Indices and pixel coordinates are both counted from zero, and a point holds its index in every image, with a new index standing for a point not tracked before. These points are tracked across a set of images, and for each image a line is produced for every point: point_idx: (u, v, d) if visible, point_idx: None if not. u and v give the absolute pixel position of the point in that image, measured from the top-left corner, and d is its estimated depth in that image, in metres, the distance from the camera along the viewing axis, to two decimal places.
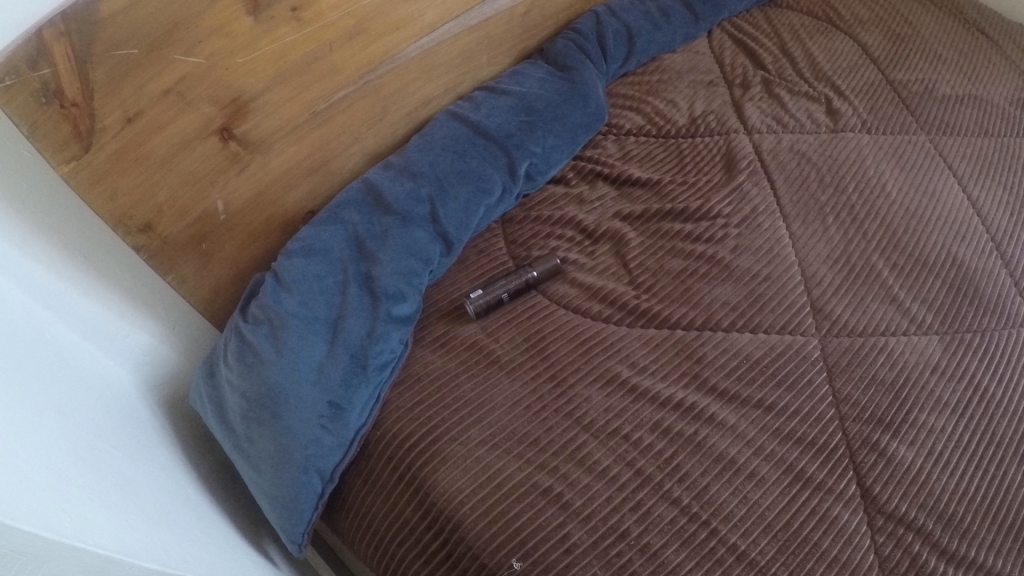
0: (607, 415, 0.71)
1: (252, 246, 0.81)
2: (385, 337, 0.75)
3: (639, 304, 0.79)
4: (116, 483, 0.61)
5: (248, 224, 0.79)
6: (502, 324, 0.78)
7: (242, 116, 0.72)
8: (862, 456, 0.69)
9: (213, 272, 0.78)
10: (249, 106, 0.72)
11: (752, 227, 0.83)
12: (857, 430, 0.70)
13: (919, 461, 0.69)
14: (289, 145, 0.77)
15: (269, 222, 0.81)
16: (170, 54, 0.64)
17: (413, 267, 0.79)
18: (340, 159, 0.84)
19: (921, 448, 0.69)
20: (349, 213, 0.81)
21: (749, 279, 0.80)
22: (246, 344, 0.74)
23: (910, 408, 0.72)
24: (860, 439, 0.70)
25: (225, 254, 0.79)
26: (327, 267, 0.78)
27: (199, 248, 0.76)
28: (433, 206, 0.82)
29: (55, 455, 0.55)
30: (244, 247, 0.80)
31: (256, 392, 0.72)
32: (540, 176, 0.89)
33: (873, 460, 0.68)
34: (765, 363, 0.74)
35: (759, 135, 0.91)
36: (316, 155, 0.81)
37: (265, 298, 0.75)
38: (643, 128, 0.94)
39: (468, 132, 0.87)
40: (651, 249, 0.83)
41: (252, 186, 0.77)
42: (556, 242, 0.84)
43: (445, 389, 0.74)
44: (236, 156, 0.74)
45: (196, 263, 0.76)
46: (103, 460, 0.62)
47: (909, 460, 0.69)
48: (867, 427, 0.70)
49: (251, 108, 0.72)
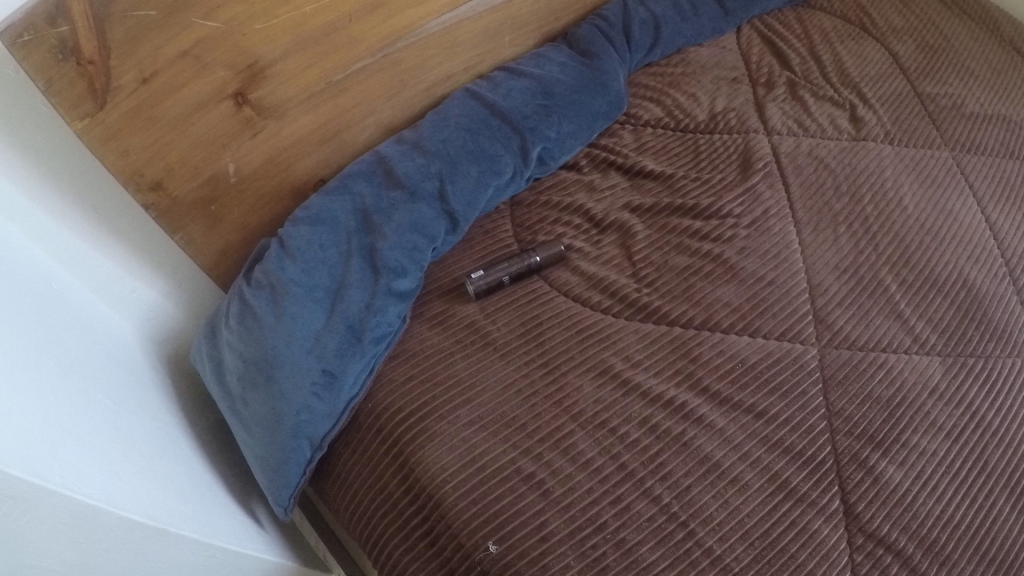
0: (596, 406, 0.72)
1: (261, 210, 0.81)
2: (383, 310, 0.76)
3: (640, 298, 0.78)
4: (109, 435, 0.62)
5: (259, 188, 0.79)
6: (501, 307, 0.79)
7: (257, 81, 0.72)
8: (849, 472, 0.69)
9: (222, 233, 0.79)
10: (265, 72, 0.72)
11: (761, 230, 0.82)
12: (847, 446, 0.71)
13: (906, 483, 0.69)
14: (303, 113, 0.78)
15: (279, 188, 0.81)
16: (189, 18, 0.65)
17: (417, 243, 0.79)
18: (353, 130, 0.84)
19: (910, 469, 0.70)
20: (358, 184, 0.81)
21: (753, 282, 0.79)
22: (248, 308, 0.76)
23: (903, 429, 0.72)
24: (849, 454, 0.70)
25: (234, 216, 0.79)
26: (332, 237, 0.78)
27: (208, 209, 0.76)
28: (442, 184, 0.82)
29: (50, 402, 0.56)
30: (253, 211, 0.81)
31: (254, 355, 0.74)
32: (552, 161, 0.89)
33: (860, 477, 0.69)
34: (760, 368, 0.74)
35: (779, 136, 0.90)
36: (329, 124, 0.81)
37: (269, 264, 0.77)
38: (661, 121, 0.93)
39: (484, 112, 0.86)
40: (657, 244, 0.82)
41: (265, 151, 0.77)
42: (563, 229, 0.84)
43: (438, 366, 0.75)
44: (249, 120, 0.74)
45: (204, 223, 0.77)
46: (98, 411, 0.63)
47: (896, 481, 0.69)
48: (857, 443, 0.71)
49: (266, 74, 0.73)
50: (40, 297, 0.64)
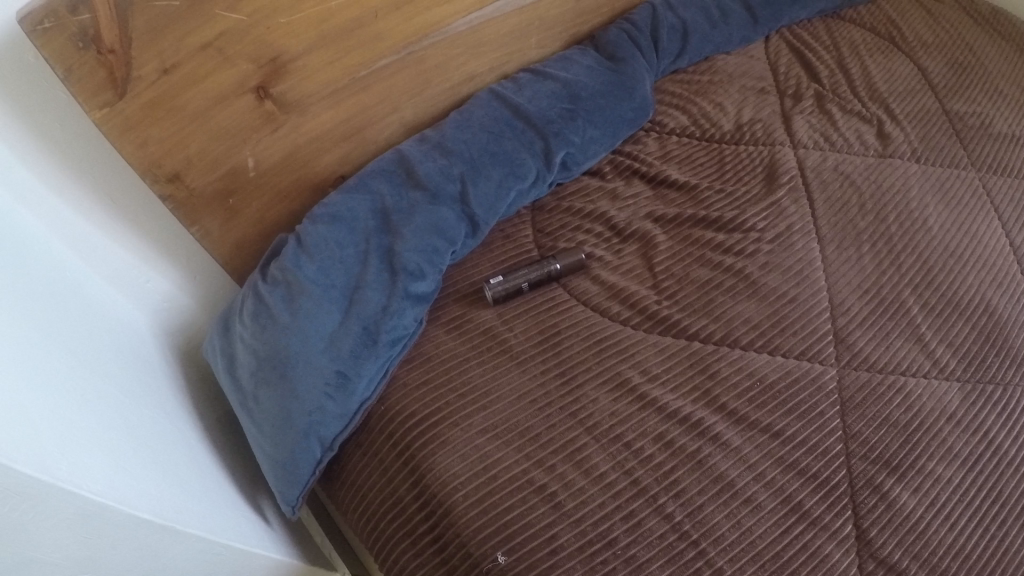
0: (612, 420, 0.72)
1: (279, 205, 0.80)
2: (399, 314, 0.75)
3: (660, 310, 0.77)
4: (119, 429, 0.61)
5: (278, 182, 0.78)
6: (517, 314, 0.78)
7: (281, 75, 0.71)
8: (863, 496, 0.69)
9: (239, 227, 0.78)
10: (287, 67, 0.71)
11: (785, 246, 0.81)
12: (862, 470, 0.71)
13: (919, 510, 0.69)
14: (325, 109, 0.76)
15: (298, 183, 0.80)
16: (212, 9, 0.63)
17: (436, 246, 0.78)
18: (375, 128, 0.83)
19: (924, 496, 0.70)
20: (378, 183, 0.80)
21: (774, 299, 0.78)
22: (263, 304, 0.75)
23: (918, 454, 0.72)
24: (864, 478, 0.70)
25: (251, 211, 0.78)
26: (350, 235, 0.77)
27: (226, 202, 0.75)
28: (463, 186, 0.81)
29: (59, 393, 0.55)
30: (271, 206, 0.80)
31: (267, 352, 0.73)
32: (576, 166, 0.87)
33: (873, 502, 0.69)
34: (778, 388, 0.74)
35: (805, 150, 0.88)
36: (351, 120, 0.80)
37: (286, 261, 0.76)
38: (687, 130, 0.91)
39: (508, 114, 0.85)
40: (679, 255, 0.81)
41: (285, 145, 0.76)
42: (584, 236, 0.83)
43: (453, 373, 0.74)
44: (271, 114, 0.73)
45: (222, 218, 0.76)
46: (108, 404, 0.62)
47: (910, 508, 0.69)
48: (872, 467, 0.71)
49: (289, 69, 0.71)
50: (53, 285, 0.63)
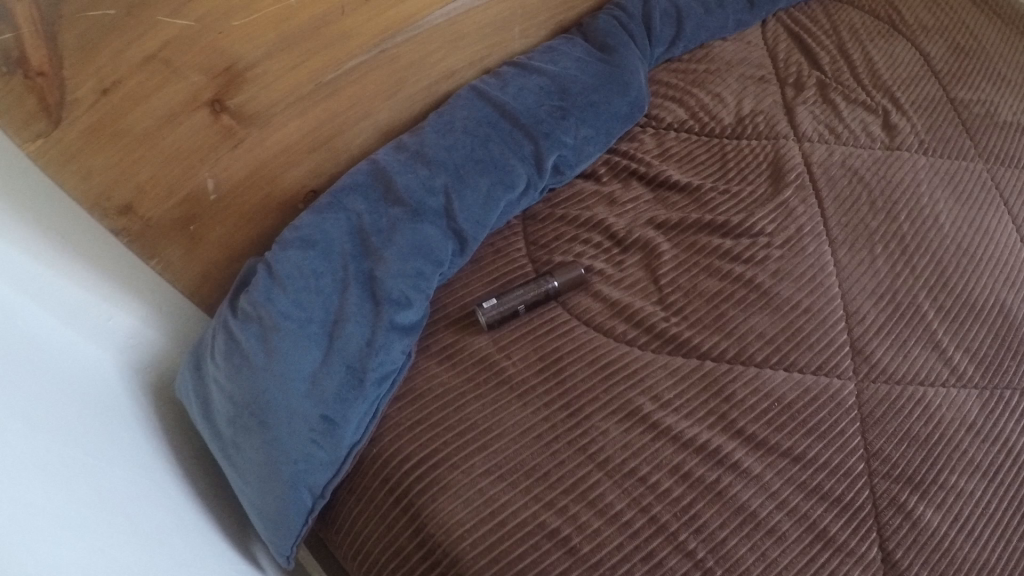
0: (624, 453, 0.67)
1: (246, 227, 0.72)
2: (386, 348, 0.68)
3: (669, 328, 0.72)
4: (88, 501, 0.52)
5: (243, 203, 0.69)
6: (515, 339, 0.72)
7: (238, 85, 0.62)
8: (887, 517, 0.66)
9: (202, 255, 0.70)
10: (245, 75, 0.62)
11: (795, 250, 0.76)
12: (885, 489, 0.67)
13: (944, 526, 0.66)
14: (291, 118, 0.68)
15: (267, 202, 0.71)
16: (154, 16, 0.54)
17: (422, 269, 0.71)
18: (348, 135, 0.74)
19: (947, 512, 0.67)
20: (353, 200, 0.72)
21: (788, 309, 0.72)
22: (234, 343, 0.67)
23: (940, 468, 0.68)
24: (887, 498, 0.66)
25: (215, 237, 0.70)
26: (326, 262, 0.70)
27: (187, 230, 0.67)
28: (448, 199, 0.74)
29: (17, 472, 0.46)
30: (237, 229, 0.71)
31: (243, 398, 0.66)
32: (569, 170, 0.81)
33: (898, 522, 0.65)
34: (797, 408, 0.69)
35: (810, 143, 0.84)
36: (320, 129, 0.71)
37: (255, 294, 0.68)
38: (685, 124, 0.86)
39: (494, 115, 0.79)
40: (685, 265, 0.75)
41: (249, 162, 0.67)
42: (581, 248, 0.77)
43: (449, 409, 0.68)
44: (229, 129, 0.64)
45: (183, 246, 0.68)
46: (75, 472, 0.53)
47: (934, 525, 0.66)
48: (895, 486, 0.67)
49: (247, 78, 0.62)
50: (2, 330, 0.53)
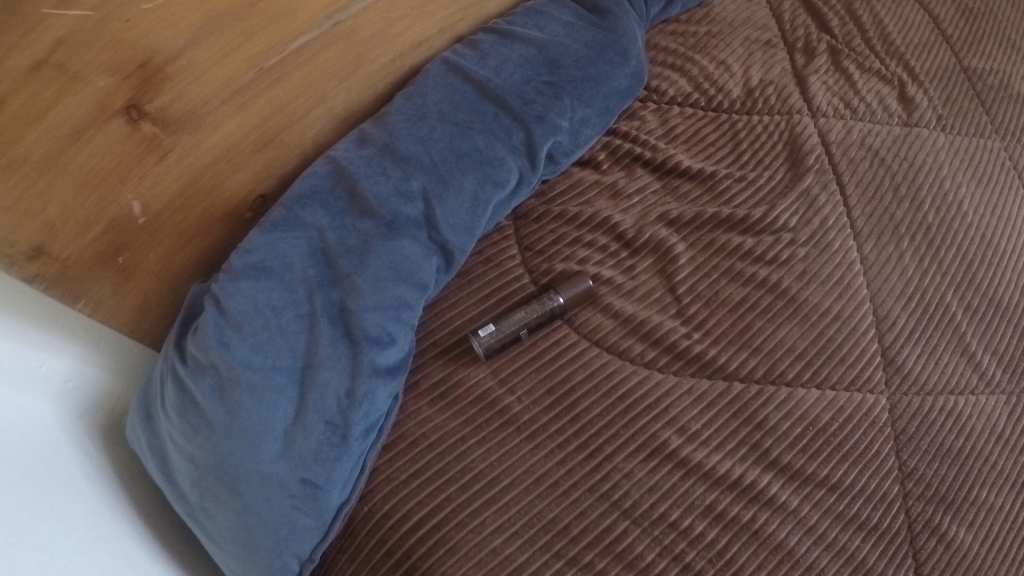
0: (652, 496, 0.59)
1: (187, 248, 0.59)
2: (369, 399, 0.57)
3: (692, 347, 0.64)
4: None
5: (181, 221, 0.57)
6: (518, 369, 0.62)
7: (158, 83, 0.50)
8: (922, 541, 0.60)
9: (137, 286, 0.58)
10: (165, 70, 0.50)
11: (821, 247, 0.68)
12: (920, 511, 0.62)
13: (976, 546, 0.61)
14: (229, 116, 0.56)
15: (210, 218, 0.59)
16: (36, 9, 0.42)
17: (404, 295, 0.60)
18: (300, 127, 0.62)
19: (978, 530, 0.62)
20: (314, 214, 0.60)
21: (817, 318, 0.65)
22: (187, 398, 0.56)
23: (968, 483, 0.64)
24: (922, 521, 0.61)
25: (150, 264, 0.58)
26: (287, 295, 0.58)
27: (115, 262, 0.55)
28: (429, 206, 0.63)
29: None
30: (177, 251, 0.59)
31: (207, 462, 0.56)
32: (565, 157, 0.72)
33: (933, 546, 0.60)
34: (831, 432, 0.62)
35: (825, 119, 0.76)
36: (266, 124, 0.59)
37: (206, 340, 0.56)
38: (690, 98, 0.77)
39: (474, 96, 0.69)
40: (703, 269, 0.67)
41: (183, 175, 0.55)
42: (586, 253, 0.68)
43: (450, 457, 0.59)
44: (153, 137, 0.52)
45: (115, 282, 0.56)
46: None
47: (965, 544, 0.61)
48: (929, 507, 0.62)
49: (168, 73, 0.50)
50: None
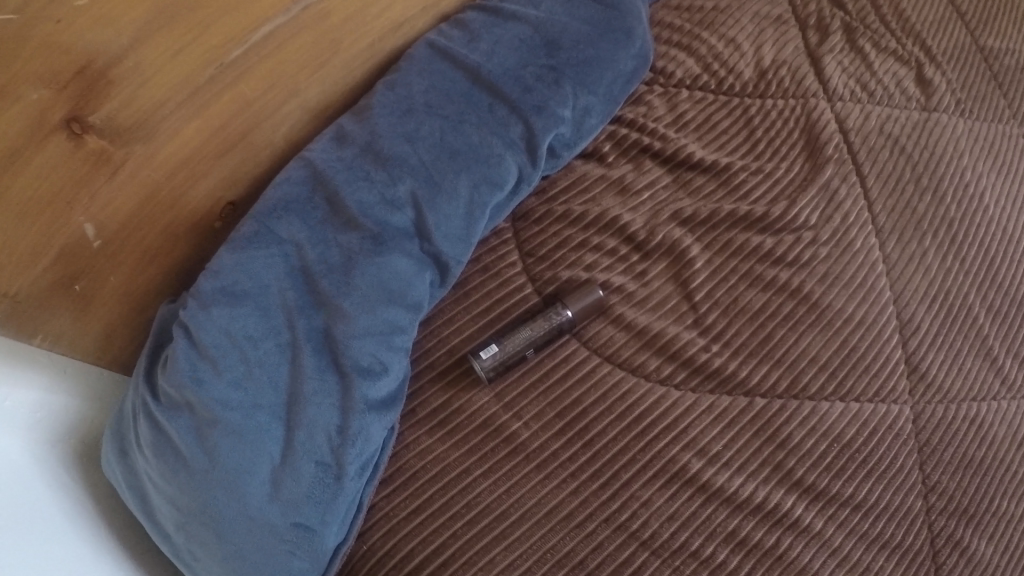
0: (671, 525, 0.55)
1: (152, 266, 0.55)
2: (363, 434, 0.52)
3: (711, 360, 0.59)
4: None
5: (143, 238, 0.53)
6: (525, 391, 0.58)
7: (100, 91, 0.46)
8: (944, 557, 0.57)
9: (99, 311, 0.53)
10: (109, 74, 0.45)
11: (842, 246, 0.64)
12: (942, 526, 0.58)
13: (997, 560, 0.58)
14: (187, 119, 0.51)
15: (174, 232, 0.55)
16: None
17: (396, 317, 0.55)
18: (269, 126, 0.57)
19: (1000, 543, 0.59)
20: (289, 227, 0.56)
21: (841, 324, 0.61)
22: (162, 437, 0.52)
23: (989, 495, 0.60)
24: (945, 536, 0.58)
25: (113, 288, 0.53)
26: (265, 320, 0.53)
27: (72, 290, 0.51)
28: (419, 213, 0.58)
29: None
30: (140, 271, 0.55)
31: (189, 506, 0.52)
32: (567, 150, 0.66)
33: (954, 561, 0.57)
34: (855, 447, 0.59)
35: (841, 104, 0.72)
36: (231, 125, 0.54)
37: (178, 373, 0.51)
38: (699, 80, 0.72)
39: (463, 88, 0.64)
40: (719, 273, 0.62)
41: (140, 189, 0.51)
42: (594, 258, 0.62)
43: (454, 490, 0.55)
44: (100, 151, 0.47)
45: (74, 311, 0.52)
46: None
47: (986, 557, 0.58)
48: (952, 522, 0.58)
49: (113, 76, 0.46)
50: None
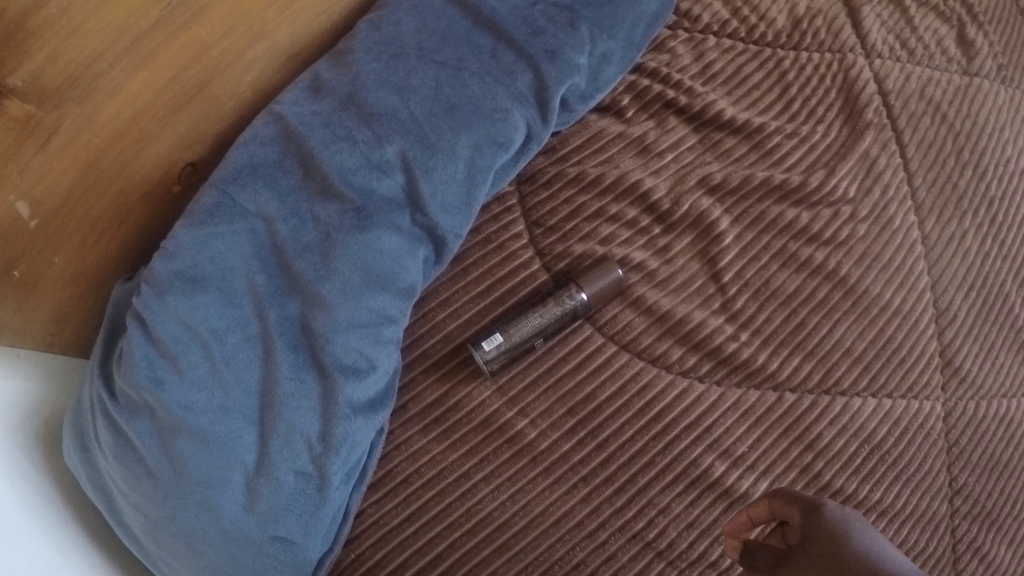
0: (691, 533, 0.49)
1: (103, 242, 0.47)
2: (347, 440, 0.46)
3: (739, 351, 0.53)
4: None
5: (90, 211, 0.44)
6: (533, 384, 0.51)
7: (20, 43, 0.36)
8: (965, 564, 0.54)
9: (45, 295, 0.45)
10: (27, 22, 0.36)
11: (881, 223, 0.58)
12: (966, 532, 0.55)
13: (1016, 566, 0.55)
14: (132, 71, 0.42)
15: (124, 202, 0.46)
16: None
17: (384, 306, 0.48)
18: (233, 73, 0.48)
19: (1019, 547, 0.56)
20: (259, 198, 0.47)
21: (876, 313, 0.56)
22: (122, 441, 0.46)
23: (1014, 497, 0.57)
24: (968, 543, 0.55)
25: (58, 270, 0.45)
26: (233, 309, 0.46)
27: (12, 277, 0.42)
28: (410, 179, 0.50)
29: None
30: (89, 246, 0.46)
31: (155, 517, 0.46)
32: (580, 103, 0.58)
33: (974, 568, 0.54)
34: (886, 449, 0.54)
35: (880, 61, 0.64)
36: (186, 74, 0.45)
37: (134, 372, 0.44)
38: (727, 26, 0.64)
39: (461, 29, 0.54)
40: (750, 250, 0.56)
41: (81, 155, 0.42)
42: (611, 230, 0.55)
43: (452, 496, 0.48)
44: (27, 117, 0.38)
45: (15, 300, 0.43)
46: None
47: (1007, 564, 0.55)
48: (975, 527, 0.55)
49: (32, 24, 0.37)
50: None
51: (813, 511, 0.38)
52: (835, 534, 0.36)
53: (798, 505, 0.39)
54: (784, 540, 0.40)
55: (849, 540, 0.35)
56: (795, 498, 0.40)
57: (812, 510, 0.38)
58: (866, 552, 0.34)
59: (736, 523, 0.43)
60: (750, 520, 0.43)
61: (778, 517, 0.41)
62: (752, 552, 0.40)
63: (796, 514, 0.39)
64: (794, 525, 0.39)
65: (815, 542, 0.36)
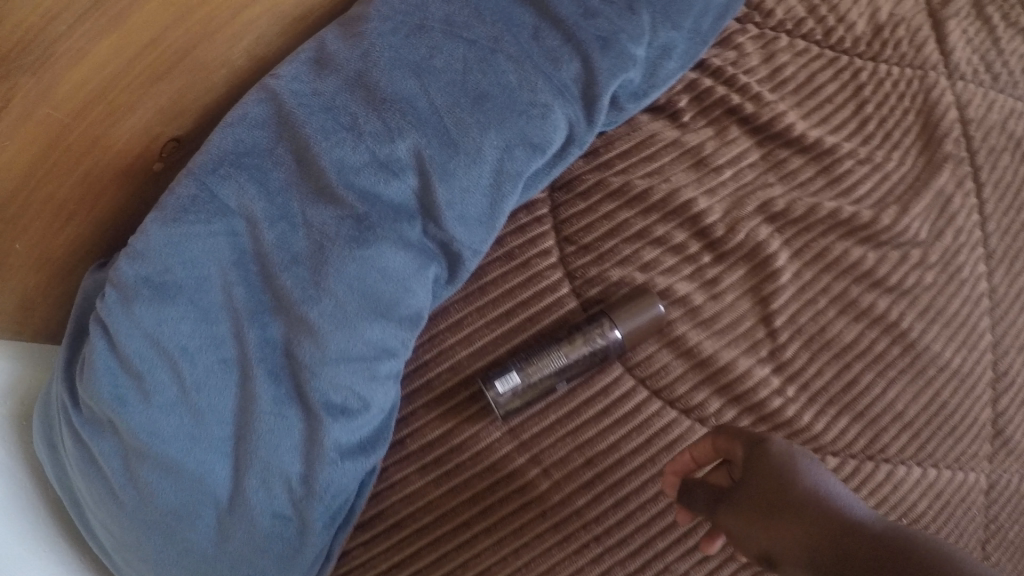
0: None
1: (69, 227, 0.39)
2: (331, 484, 0.40)
3: (784, 409, 0.46)
4: None
5: (53, 193, 0.37)
6: (550, 430, 0.45)
7: None
8: None
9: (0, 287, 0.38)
10: None
11: (950, 273, 0.52)
12: None
13: None
14: (104, 31, 0.34)
15: (96, 183, 0.39)
16: None
17: (383, 337, 0.41)
18: (228, 38, 0.40)
19: None
20: (244, 197, 0.39)
21: (933, 373, 0.49)
22: (87, 456, 0.40)
23: None
24: None
25: (16, 256, 0.38)
26: (207, 326, 0.39)
27: None
28: (425, 184, 0.42)
29: None
30: (55, 231, 0.39)
31: (123, 541, 0.41)
32: (631, 103, 0.51)
33: None
34: (925, 525, 0.46)
35: (963, 84, 0.57)
36: (174, 36, 0.37)
37: (94, 388, 0.38)
38: (803, 25, 0.57)
39: (503, 4, 0.46)
40: (803, 291, 0.49)
41: (41, 130, 0.34)
42: (654, 254, 0.49)
43: (447, 548, 0.42)
44: None
45: None
46: None
47: None
48: None
49: None
50: None
51: (757, 447, 0.36)
52: (780, 474, 0.34)
53: (742, 441, 0.37)
54: (730, 477, 0.38)
55: (795, 479, 0.34)
56: (738, 433, 0.38)
57: (757, 446, 0.36)
58: (814, 489, 0.34)
59: (678, 461, 0.40)
60: (693, 459, 0.40)
61: (722, 455, 0.39)
62: (691, 492, 0.38)
63: (739, 451, 0.37)
64: (737, 462, 0.37)
65: (754, 476, 0.35)
